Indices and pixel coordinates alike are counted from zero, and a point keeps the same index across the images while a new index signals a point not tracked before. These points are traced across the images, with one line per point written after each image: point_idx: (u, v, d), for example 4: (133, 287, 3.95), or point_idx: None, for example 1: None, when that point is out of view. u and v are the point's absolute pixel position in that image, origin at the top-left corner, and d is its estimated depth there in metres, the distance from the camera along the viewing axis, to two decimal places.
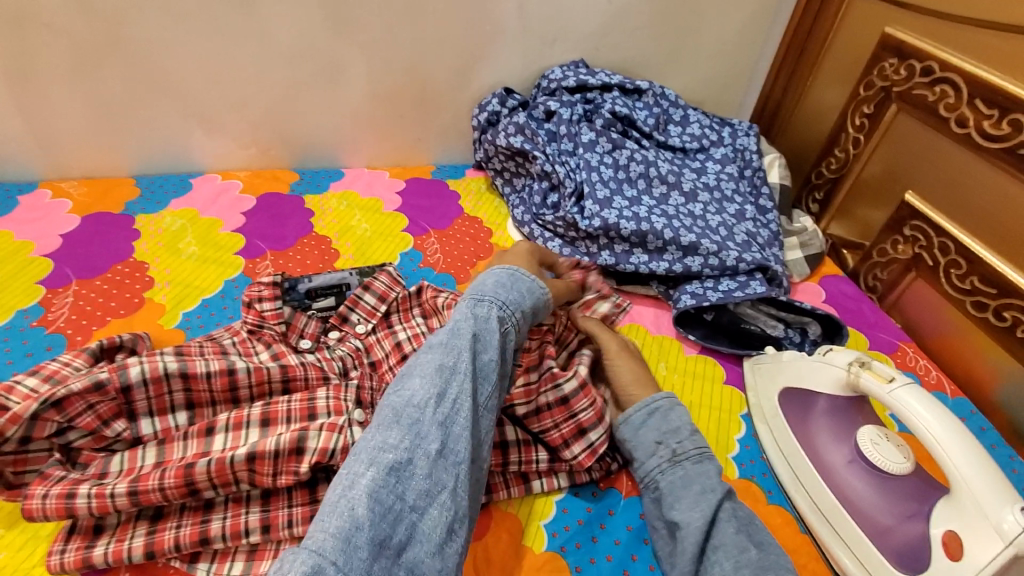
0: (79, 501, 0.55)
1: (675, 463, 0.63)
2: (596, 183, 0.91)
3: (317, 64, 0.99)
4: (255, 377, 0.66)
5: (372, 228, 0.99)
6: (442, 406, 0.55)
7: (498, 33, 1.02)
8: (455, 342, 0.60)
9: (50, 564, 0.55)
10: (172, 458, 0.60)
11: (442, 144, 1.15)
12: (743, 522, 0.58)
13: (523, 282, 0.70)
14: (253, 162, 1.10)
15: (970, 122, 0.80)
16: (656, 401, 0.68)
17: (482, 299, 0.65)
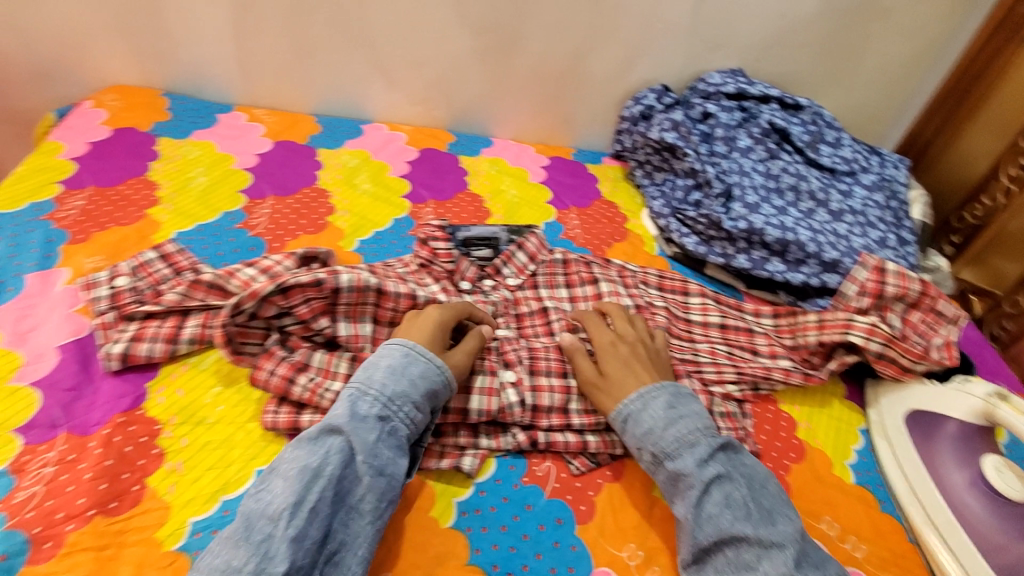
0: (296, 387, 0.66)
1: (660, 464, 0.63)
2: (746, 189, 0.96)
3: (497, 36, 1.06)
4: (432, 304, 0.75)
5: (520, 195, 1.06)
6: (295, 519, 0.51)
7: (667, 32, 1.08)
8: (325, 438, 0.57)
9: (265, 420, 0.65)
10: (362, 367, 0.70)
11: (587, 129, 1.21)
12: (734, 507, 0.58)
13: (420, 367, 0.63)
14: (416, 119, 1.19)
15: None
16: (627, 405, 0.67)
17: (394, 398, 0.60)
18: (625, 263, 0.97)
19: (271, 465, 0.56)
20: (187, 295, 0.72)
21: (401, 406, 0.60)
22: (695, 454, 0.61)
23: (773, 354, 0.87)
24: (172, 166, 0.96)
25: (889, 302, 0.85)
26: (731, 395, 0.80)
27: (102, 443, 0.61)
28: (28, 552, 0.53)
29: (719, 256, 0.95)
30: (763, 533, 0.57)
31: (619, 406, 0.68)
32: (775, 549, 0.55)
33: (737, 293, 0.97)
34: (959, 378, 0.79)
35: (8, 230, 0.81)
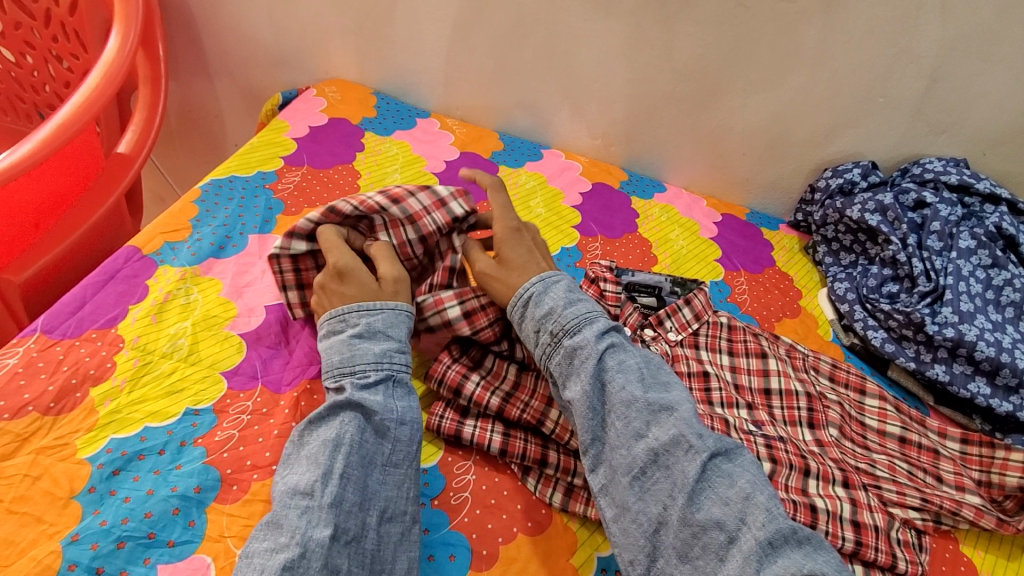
0: (467, 387, 0.69)
1: (559, 343, 0.65)
2: (961, 293, 0.86)
3: (698, 85, 1.05)
4: None
5: (688, 247, 1.03)
6: (329, 485, 0.53)
7: (885, 108, 1.00)
8: (339, 413, 0.59)
9: (431, 420, 0.67)
10: (526, 387, 0.71)
11: (766, 192, 1.15)
12: (626, 370, 0.62)
13: (392, 317, 0.66)
14: (593, 152, 1.20)
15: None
16: (528, 290, 0.69)
17: (355, 364, 0.62)
18: (795, 343, 0.89)
19: (290, 454, 0.58)
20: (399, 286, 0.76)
21: (381, 369, 0.62)
22: (593, 327, 0.65)
23: (959, 485, 0.75)
24: (374, 159, 1.05)
25: None
26: (912, 523, 0.71)
27: (291, 404, 0.67)
28: (220, 490, 0.59)
29: (909, 360, 0.86)
30: (652, 397, 0.60)
31: (522, 289, 0.69)
32: (663, 414, 0.59)
33: (923, 407, 0.86)
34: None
35: (239, 193, 0.92)
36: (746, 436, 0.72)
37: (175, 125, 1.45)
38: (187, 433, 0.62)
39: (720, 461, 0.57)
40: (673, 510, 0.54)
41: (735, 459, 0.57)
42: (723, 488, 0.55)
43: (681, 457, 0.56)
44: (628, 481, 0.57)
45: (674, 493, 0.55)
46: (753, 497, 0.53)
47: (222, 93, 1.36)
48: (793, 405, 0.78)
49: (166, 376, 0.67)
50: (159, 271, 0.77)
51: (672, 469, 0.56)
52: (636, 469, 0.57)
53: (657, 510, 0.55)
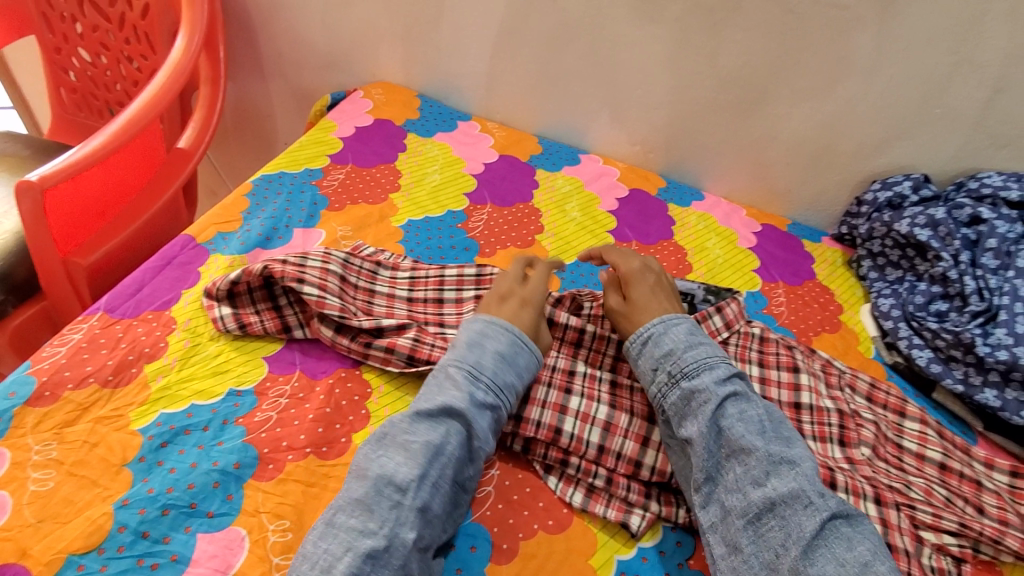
0: None
1: (677, 382, 0.65)
2: (1018, 314, 0.80)
3: (743, 92, 1.03)
4: (597, 342, 0.76)
5: (725, 256, 1.01)
6: (421, 489, 0.56)
7: (943, 119, 0.96)
8: (443, 418, 0.60)
9: None
10: (536, 398, 0.69)
11: (810, 203, 1.12)
12: (749, 422, 0.61)
13: (523, 359, 0.67)
14: (631, 158, 1.20)
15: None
16: (650, 327, 0.70)
17: (482, 375, 0.64)
18: (832, 359, 0.87)
19: (382, 436, 0.59)
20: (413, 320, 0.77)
21: (497, 391, 0.64)
22: (714, 375, 0.64)
23: (1003, 519, 0.71)
24: (415, 159, 1.08)
25: None
26: (945, 550, 0.67)
27: (326, 390, 0.69)
28: (256, 467, 0.61)
29: (958, 382, 0.82)
30: (775, 449, 0.59)
31: (642, 327, 0.70)
32: (784, 466, 0.58)
33: (971, 433, 0.82)
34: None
35: (287, 188, 0.96)
36: None
37: (231, 123, 1.52)
38: (229, 412, 0.66)
39: (841, 523, 0.55)
40: (785, 560, 0.53)
41: (855, 524, 0.56)
42: (841, 550, 0.53)
43: (799, 511, 0.55)
44: (741, 524, 0.57)
45: (788, 545, 0.53)
46: (872, 565, 0.52)
47: (276, 94, 1.42)
48: (824, 421, 0.76)
49: (211, 358, 0.71)
50: (210, 259, 0.82)
51: (787, 520, 0.55)
52: (751, 513, 0.56)
53: (768, 556, 0.54)
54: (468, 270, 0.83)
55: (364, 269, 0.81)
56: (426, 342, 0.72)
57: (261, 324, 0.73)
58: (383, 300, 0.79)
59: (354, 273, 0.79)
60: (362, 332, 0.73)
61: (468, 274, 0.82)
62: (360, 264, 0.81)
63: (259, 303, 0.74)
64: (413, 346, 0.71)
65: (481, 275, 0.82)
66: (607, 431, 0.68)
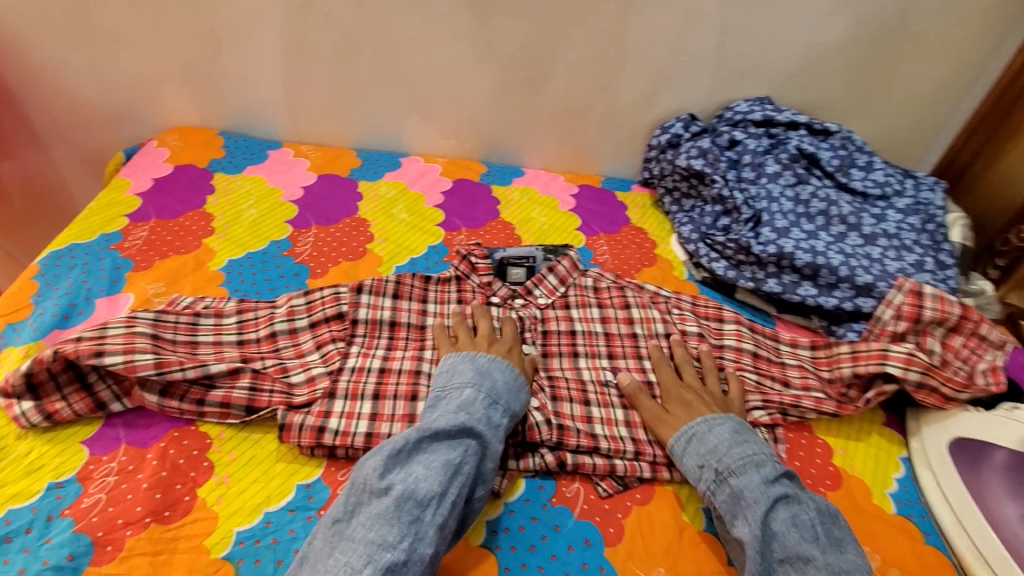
0: (327, 436, 0.68)
1: (724, 481, 0.66)
2: (775, 214, 0.97)
3: (526, 72, 1.12)
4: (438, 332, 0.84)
5: (549, 222, 1.09)
6: (441, 507, 0.59)
7: (694, 63, 1.10)
8: (464, 438, 0.64)
9: (291, 439, 0.68)
10: (385, 412, 0.71)
11: (614, 157, 1.24)
12: (801, 527, 0.61)
13: (524, 395, 0.72)
14: (451, 151, 1.25)
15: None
16: (693, 428, 0.72)
17: (498, 401, 0.69)
18: (658, 288, 0.98)
19: (404, 452, 0.62)
20: (245, 360, 0.76)
21: (507, 414, 0.69)
22: (762, 473, 0.65)
23: (805, 386, 0.85)
24: (226, 199, 1.04)
25: (929, 326, 0.81)
26: (759, 423, 0.79)
27: (158, 455, 0.66)
28: (94, 553, 0.57)
29: (748, 280, 0.95)
30: (831, 559, 0.59)
31: (686, 426, 0.72)
32: None
33: (769, 318, 0.96)
34: (1003, 409, 0.76)
35: (83, 260, 0.88)
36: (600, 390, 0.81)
37: (23, 207, 1.37)
38: (52, 507, 0.60)
39: None
40: None
41: None
42: None
43: None
44: None
45: None
46: None
47: (63, 163, 1.29)
48: (654, 343, 0.88)
49: (20, 459, 0.64)
50: (2, 355, 0.74)
51: None
52: None
53: None
54: (297, 300, 0.82)
55: (181, 323, 0.77)
56: (264, 388, 0.72)
57: (70, 408, 0.67)
58: (211, 348, 0.76)
59: (168, 331, 0.75)
60: (191, 389, 0.70)
61: (298, 305, 0.82)
62: (176, 318, 0.77)
63: (64, 386, 0.68)
64: (251, 396, 0.70)
65: (311, 300, 0.82)
66: None
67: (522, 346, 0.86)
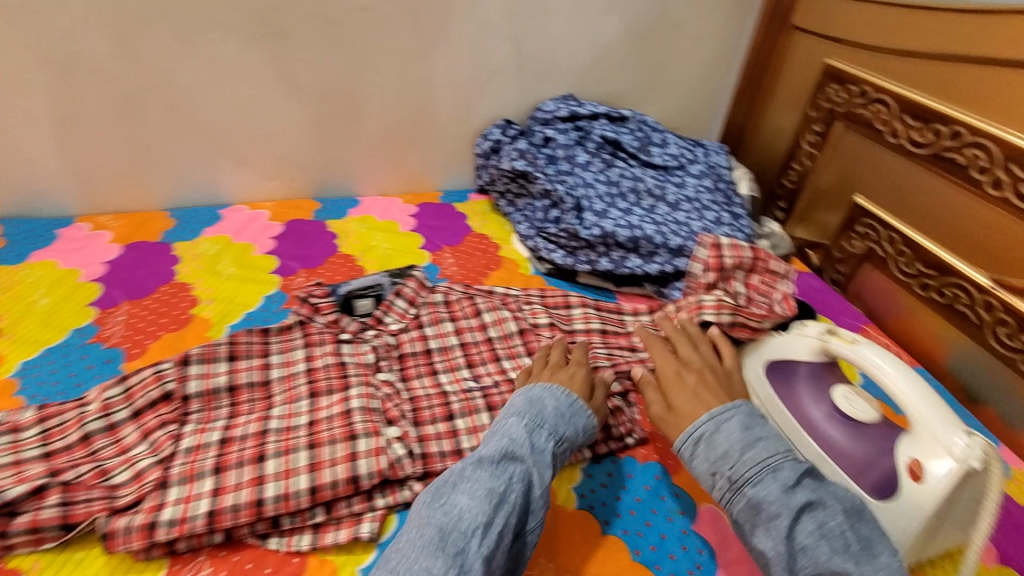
0: (161, 529, 0.61)
1: (739, 491, 0.57)
2: (593, 199, 1.05)
3: (338, 102, 1.11)
4: (285, 383, 0.80)
5: (392, 246, 1.08)
6: (487, 538, 0.54)
7: (497, 71, 1.16)
8: (506, 464, 0.60)
9: (118, 545, 0.60)
10: (229, 484, 0.65)
11: (447, 171, 1.27)
12: (831, 537, 0.53)
13: (584, 421, 0.69)
14: (277, 193, 1.19)
15: (1005, 186, 0.81)
16: (700, 426, 0.62)
17: (544, 423, 0.65)
18: (508, 288, 1.02)
19: (446, 482, 0.59)
20: (54, 472, 0.66)
21: (553, 436, 0.64)
22: (780, 480, 0.56)
23: None
24: (8, 294, 0.90)
25: (731, 270, 0.94)
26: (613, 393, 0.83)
27: None
28: None
29: (584, 264, 1.02)
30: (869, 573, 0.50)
31: (692, 427, 0.63)
32: None
33: (610, 293, 1.04)
34: (795, 327, 0.86)
35: None
36: (463, 397, 0.79)
37: None
38: None
39: None
40: None
41: None
42: None
43: None
44: None
45: None
46: None
47: None
48: (511, 343, 0.91)
49: None
50: None
51: None
52: None
53: None
54: (112, 389, 0.74)
55: None
56: (79, 498, 0.63)
57: None
58: (7, 471, 0.66)
59: None
60: None
61: (114, 394, 0.73)
62: None
63: None
64: (63, 512, 0.62)
65: (129, 387, 0.74)
66: (314, 470, 0.66)
67: (378, 373, 0.82)
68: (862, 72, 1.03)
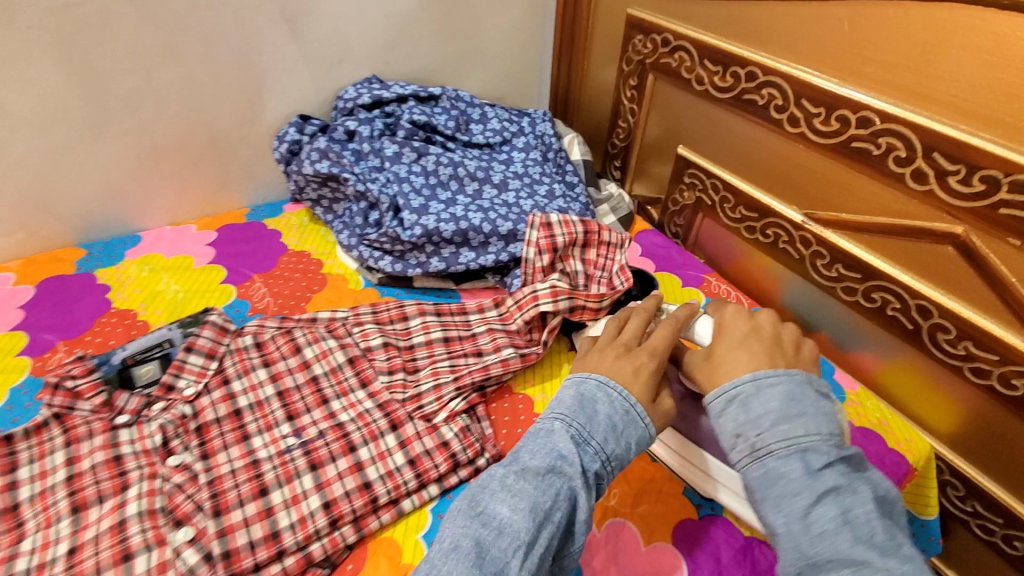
0: None
1: (759, 459, 0.53)
2: (410, 194, 0.94)
3: (73, 123, 0.88)
4: (41, 502, 0.62)
5: (184, 288, 0.90)
6: (529, 560, 0.50)
7: (276, 60, 0.99)
8: (552, 477, 0.54)
9: None
10: None
11: (251, 183, 1.09)
12: (855, 524, 0.48)
13: (637, 432, 0.59)
14: (25, 247, 0.95)
15: (801, 122, 0.82)
16: (735, 387, 0.57)
17: (591, 437, 0.57)
18: (333, 313, 0.88)
19: (489, 491, 0.54)
20: None
21: (596, 452, 0.57)
22: (808, 459, 0.51)
23: (496, 347, 0.81)
24: None
25: (567, 249, 0.89)
26: (456, 413, 0.73)
27: None
28: None
29: (415, 268, 0.92)
30: (891, 564, 0.46)
31: (726, 385, 0.58)
32: None
33: (453, 293, 0.95)
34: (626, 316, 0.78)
35: None
36: (281, 461, 0.67)
37: None
38: None
39: None
40: None
41: None
42: None
43: None
44: None
45: None
46: None
47: None
48: (340, 379, 0.78)
49: None
50: None
51: None
52: None
53: None
54: None
55: None
56: None
57: None
58: None
59: None
60: None
61: None
62: None
63: None
64: None
65: None
66: None
67: (169, 459, 0.67)
68: (660, 20, 0.99)
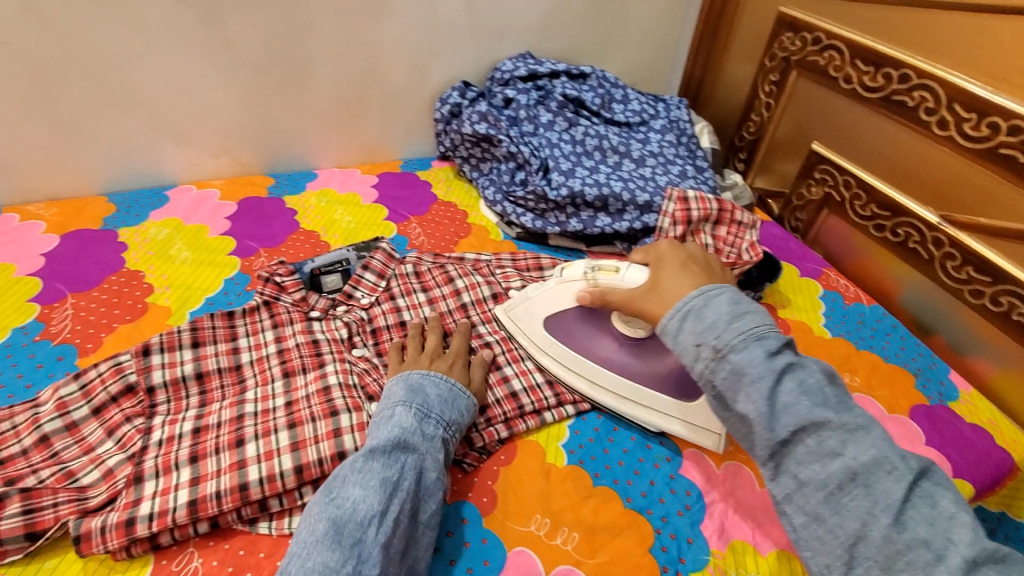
0: (139, 524, 0.60)
1: (723, 358, 0.54)
2: (558, 159, 1.04)
3: (283, 68, 1.04)
4: (257, 366, 0.77)
5: (355, 220, 1.05)
6: (383, 526, 0.54)
7: (450, 29, 1.11)
8: (398, 453, 0.60)
9: (94, 546, 0.59)
10: (208, 471, 0.64)
11: (407, 139, 1.22)
12: (811, 394, 0.51)
13: (464, 402, 0.70)
14: (226, 170, 1.12)
15: (950, 125, 0.84)
16: (689, 302, 0.59)
17: (431, 412, 0.65)
18: (479, 255, 0.99)
19: (334, 481, 0.57)
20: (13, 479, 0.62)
21: (434, 427, 0.64)
22: (764, 347, 0.53)
23: None
24: None
25: (699, 224, 0.95)
26: None
27: None
28: None
29: (553, 226, 1.02)
30: (846, 419, 0.50)
31: (681, 302, 0.59)
32: (860, 434, 0.49)
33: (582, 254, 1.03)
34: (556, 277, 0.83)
35: None
36: None
37: None
38: None
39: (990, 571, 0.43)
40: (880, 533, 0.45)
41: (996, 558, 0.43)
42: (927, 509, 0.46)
43: (884, 479, 0.47)
44: (822, 497, 0.48)
45: (878, 514, 0.46)
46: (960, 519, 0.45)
47: None
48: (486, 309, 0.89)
49: None
50: None
51: (873, 488, 0.47)
52: (829, 485, 0.48)
53: (855, 526, 0.46)
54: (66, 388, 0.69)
55: None
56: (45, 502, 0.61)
57: None
58: None
59: None
60: None
61: (69, 391, 0.68)
62: None
63: None
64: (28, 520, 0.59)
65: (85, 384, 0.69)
66: (298, 450, 0.65)
67: (353, 349, 0.81)
68: (813, 19, 1.04)
